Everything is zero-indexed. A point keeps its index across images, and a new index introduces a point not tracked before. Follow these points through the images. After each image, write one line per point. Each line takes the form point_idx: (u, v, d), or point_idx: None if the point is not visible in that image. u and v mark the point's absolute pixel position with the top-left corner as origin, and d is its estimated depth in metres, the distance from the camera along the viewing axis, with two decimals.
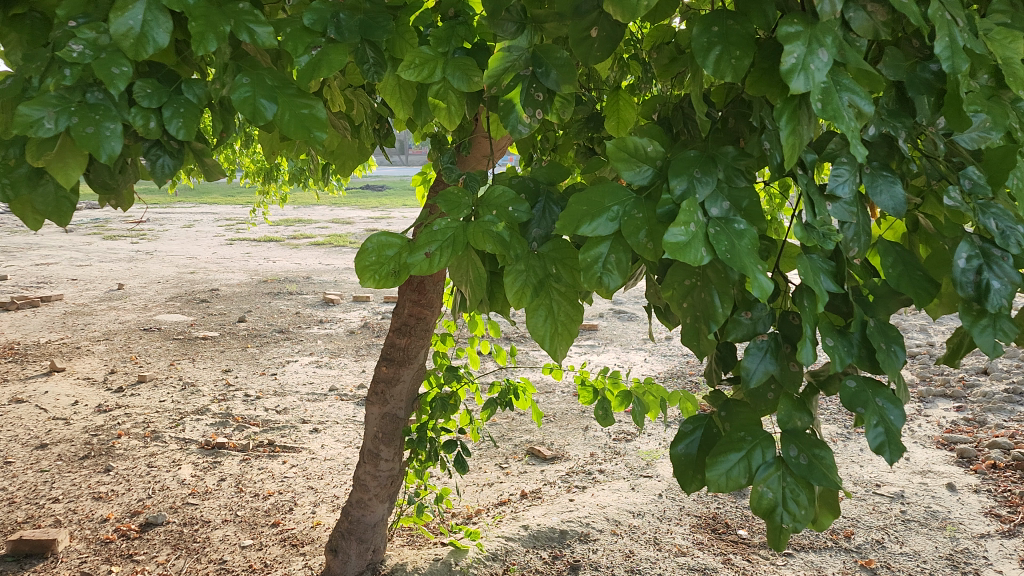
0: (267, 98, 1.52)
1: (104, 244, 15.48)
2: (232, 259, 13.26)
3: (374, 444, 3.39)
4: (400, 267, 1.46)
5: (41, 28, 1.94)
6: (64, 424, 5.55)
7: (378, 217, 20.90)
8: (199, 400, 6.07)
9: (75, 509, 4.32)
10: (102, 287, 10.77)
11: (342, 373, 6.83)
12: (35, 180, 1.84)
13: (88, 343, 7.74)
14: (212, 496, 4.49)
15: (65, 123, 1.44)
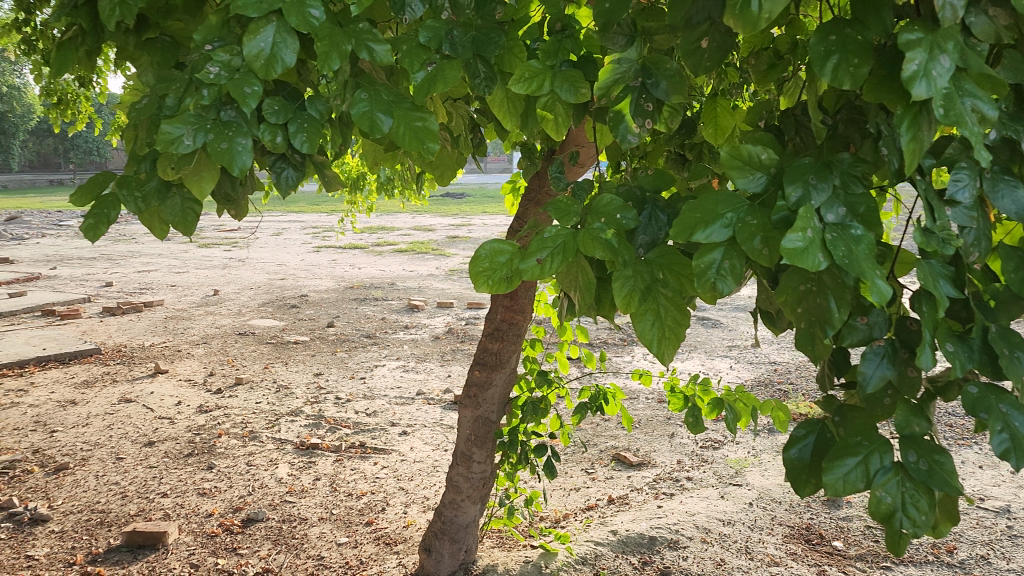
0: (384, 112, 1.60)
1: (199, 252, 16.16)
2: (320, 266, 13.67)
3: (467, 446, 3.46)
4: (512, 272, 1.52)
5: (171, 51, 2.09)
6: (169, 423, 5.84)
7: (460, 224, 21.16)
8: (293, 401, 6.29)
9: (182, 504, 4.54)
10: (199, 293, 11.26)
11: (428, 378, 6.97)
12: (163, 193, 2.02)
13: (188, 347, 8.11)
14: (308, 495, 4.65)
15: (202, 139, 1.54)
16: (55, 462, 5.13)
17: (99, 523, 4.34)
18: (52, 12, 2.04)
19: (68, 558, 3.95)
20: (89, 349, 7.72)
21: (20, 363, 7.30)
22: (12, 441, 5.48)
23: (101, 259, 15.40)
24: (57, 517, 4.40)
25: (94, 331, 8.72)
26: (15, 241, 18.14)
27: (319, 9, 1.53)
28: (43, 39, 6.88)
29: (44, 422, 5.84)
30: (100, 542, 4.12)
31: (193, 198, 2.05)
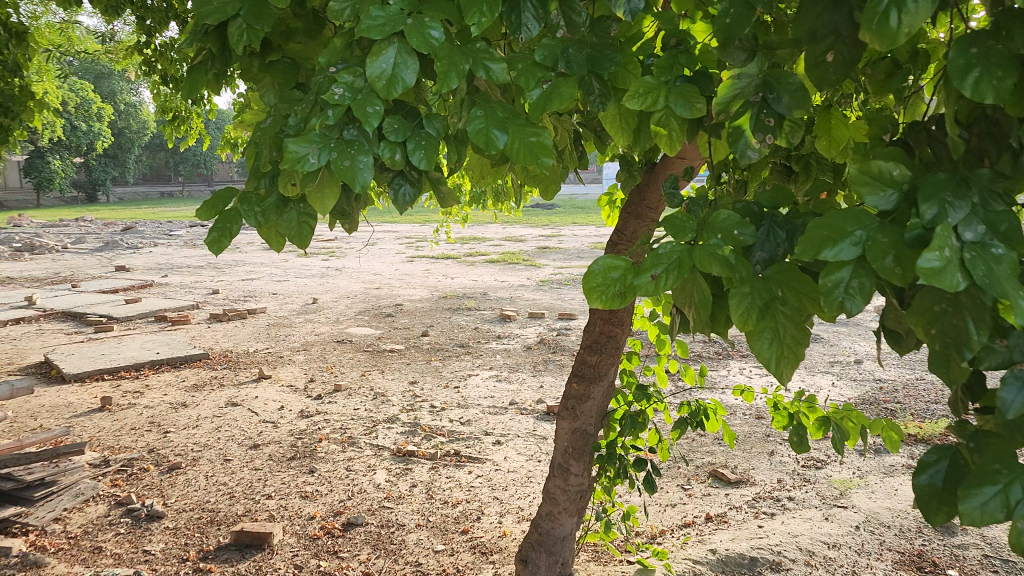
0: (499, 129, 1.62)
1: (298, 261, 16.72)
2: (414, 276, 13.95)
3: (564, 458, 3.43)
4: (625, 289, 1.50)
5: (291, 73, 2.17)
6: (272, 427, 6.05)
7: (550, 235, 21.19)
8: (389, 409, 6.43)
9: (286, 506, 4.70)
10: (299, 301, 11.64)
11: (521, 388, 7.00)
12: (282, 208, 2.11)
13: (290, 353, 8.40)
14: (406, 501, 4.74)
15: (326, 157, 1.61)
16: (168, 462, 5.39)
17: (209, 521, 4.53)
18: (185, 38, 2.17)
19: (181, 554, 4.14)
20: (198, 353, 8.09)
21: (136, 366, 7.72)
22: (129, 440, 5.79)
23: (208, 268, 16.12)
24: (171, 515, 4.62)
25: (202, 337, 9.13)
26: (131, 250, 19.21)
27: (438, 31, 1.58)
28: (161, 61, 7.29)
29: (158, 423, 6.15)
30: (210, 540, 4.31)
31: (308, 213, 2.13)
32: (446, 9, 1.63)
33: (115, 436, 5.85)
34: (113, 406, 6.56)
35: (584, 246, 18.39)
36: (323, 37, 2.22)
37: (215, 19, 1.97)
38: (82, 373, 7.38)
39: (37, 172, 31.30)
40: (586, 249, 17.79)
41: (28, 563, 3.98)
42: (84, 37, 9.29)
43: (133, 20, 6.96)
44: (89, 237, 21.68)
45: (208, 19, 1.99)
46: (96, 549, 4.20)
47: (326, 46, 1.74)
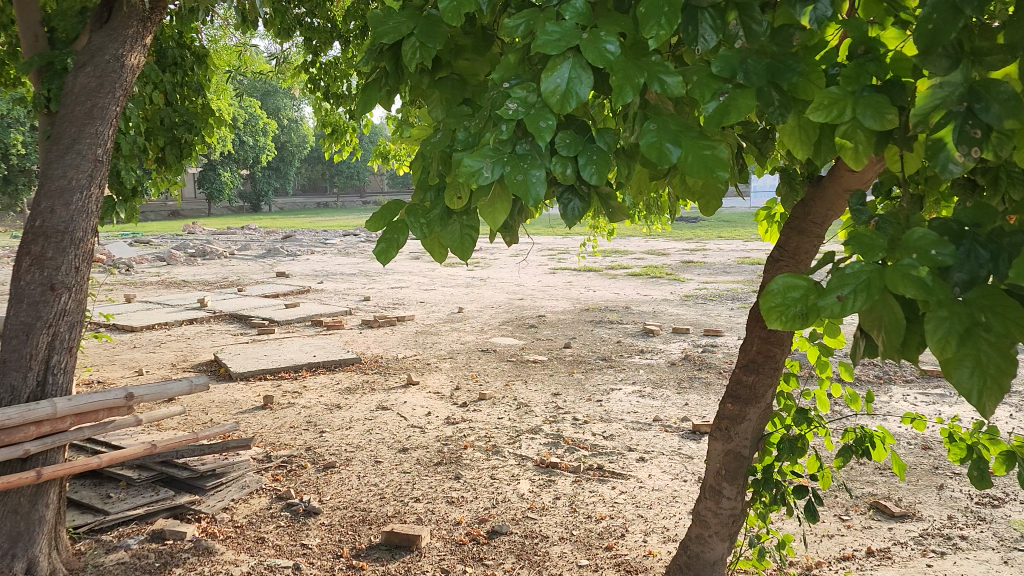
0: (673, 142, 1.59)
1: (444, 271, 17.19)
2: (556, 288, 14.03)
3: (717, 480, 3.33)
4: (807, 309, 1.45)
5: (459, 88, 2.26)
6: (420, 432, 6.23)
7: (695, 249, 20.75)
8: (533, 419, 6.47)
9: (433, 510, 4.82)
10: (445, 310, 11.96)
11: (665, 405, 6.87)
12: (446, 220, 2.17)
13: (436, 360, 8.63)
14: (549, 513, 4.74)
15: (499, 171, 1.64)
16: (324, 460, 5.66)
17: (362, 520, 4.71)
18: (362, 58, 2.29)
19: (336, 550, 4.33)
20: (351, 358, 8.47)
21: (295, 367, 8.15)
22: (288, 438, 6.11)
23: (360, 275, 16.86)
24: (326, 511, 4.84)
25: (355, 342, 9.55)
26: (290, 257, 20.39)
27: (614, 45, 1.58)
28: (325, 79, 7.73)
29: (314, 423, 6.47)
30: (362, 538, 4.47)
31: (469, 224, 2.17)
32: (622, 22, 1.63)
33: (276, 433, 6.20)
34: (275, 404, 6.95)
35: (729, 260, 17.90)
36: (490, 54, 2.28)
37: (391, 38, 2.07)
38: (248, 372, 7.88)
39: (209, 184, 33.85)
40: (731, 264, 17.28)
41: (201, 548, 4.25)
42: (255, 59, 9.99)
43: (301, 41, 7.42)
44: (253, 244, 23.21)
45: (383, 39, 2.10)
46: (259, 539, 4.46)
47: (501, 62, 1.79)
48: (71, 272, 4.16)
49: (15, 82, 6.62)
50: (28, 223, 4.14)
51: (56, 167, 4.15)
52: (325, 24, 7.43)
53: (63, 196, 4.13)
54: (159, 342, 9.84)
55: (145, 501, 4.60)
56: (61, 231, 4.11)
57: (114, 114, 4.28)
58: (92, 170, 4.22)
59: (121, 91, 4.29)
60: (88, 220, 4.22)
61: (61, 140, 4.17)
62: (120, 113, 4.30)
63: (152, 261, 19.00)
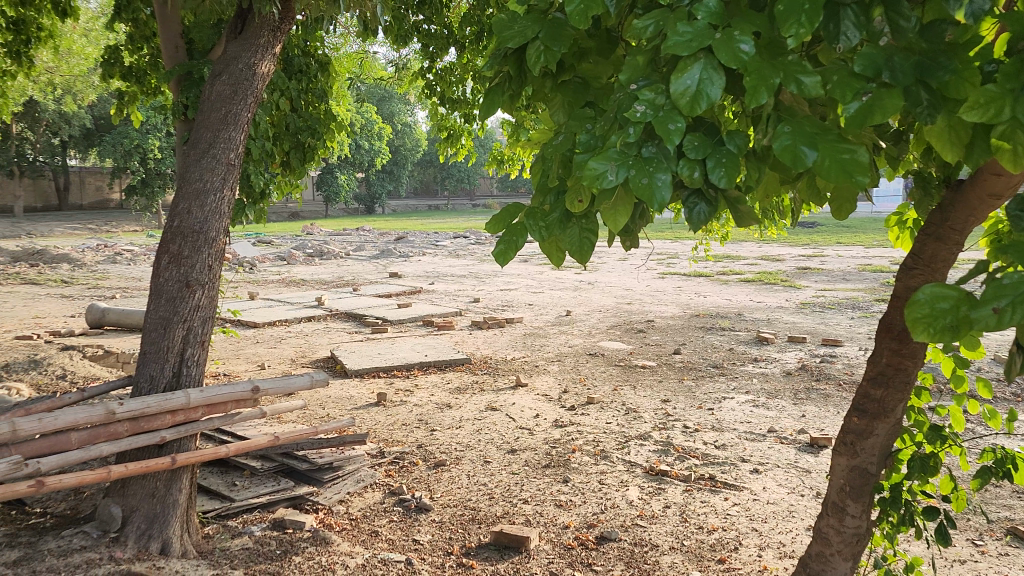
0: (809, 145, 1.52)
1: (552, 274, 17.23)
2: (666, 293, 13.82)
3: (840, 497, 3.19)
4: (958, 321, 1.43)
5: (582, 91, 2.25)
6: (528, 434, 6.26)
7: (813, 255, 20.01)
8: (642, 425, 6.39)
9: (542, 513, 4.82)
10: (554, 313, 11.98)
11: (781, 415, 6.64)
12: (565, 223, 2.17)
13: (545, 363, 8.65)
14: (659, 522, 4.66)
15: (624, 174, 1.62)
16: (435, 458, 5.76)
17: (471, 519, 4.77)
18: (487, 63, 2.33)
19: (446, 547, 4.40)
20: (461, 358, 8.60)
21: (407, 366, 8.35)
22: (401, 435, 6.26)
23: (469, 277, 17.11)
24: (437, 509, 4.93)
25: (464, 343, 9.69)
26: (402, 258, 20.92)
27: (749, 44, 1.53)
28: (440, 84, 7.89)
29: (426, 421, 6.61)
30: (471, 537, 4.52)
31: (590, 229, 2.16)
32: (757, 21, 1.58)
33: (389, 430, 6.36)
34: (388, 402, 7.13)
35: (849, 267, 17.16)
36: (615, 56, 2.26)
37: (516, 42, 2.09)
38: (362, 370, 8.12)
39: (327, 187, 35.17)
40: (852, 271, 16.57)
41: (318, 538, 4.39)
42: (374, 66, 10.31)
43: (418, 48, 7.59)
44: (367, 245, 23.93)
45: (509, 43, 2.13)
46: (373, 533, 4.58)
47: (628, 64, 1.78)
48: (204, 270, 4.39)
49: (156, 91, 7.06)
50: (167, 223, 4.39)
51: (194, 170, 4.39)
52: (442, 30, 7.58)
53: (199, 198, 4.37)
54: (280, 338, 10.28)
55: (268, 490, 4.80)
56: (196, 231, 4.35)
57: (246, 120, 4.49)
58: (225, 173, 4.45)
59: (252, 99, 4.50)
60: (221, 221, 4.45)
61: (198, 145, 4.42)
62: (251, 119, 4.51)
63: (274, 260, 19.89)
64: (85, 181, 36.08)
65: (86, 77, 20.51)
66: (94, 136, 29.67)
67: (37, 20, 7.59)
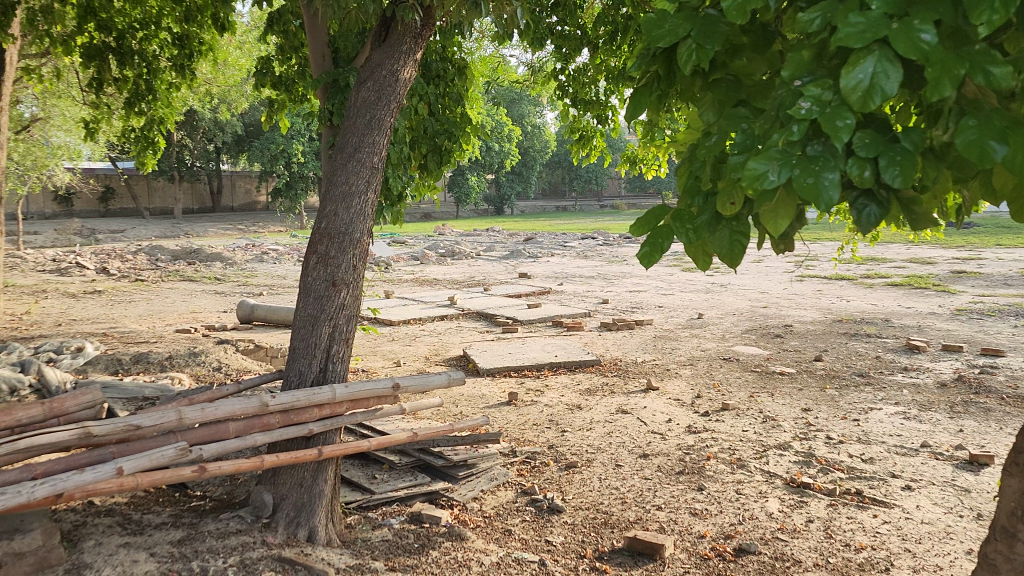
0: (998, 140, 1.41)
1: (684, 276, 16.89)
2: (805, 296, 13.26)
3: (1011, 522, 2.94)
4: None
5: (734, 89, 2.16)
6: (661, 439, 6.15)
7: (969, 258, 18.66)
8: (781, 435, 6.14)
9: (677, 520, 4.72)
10: (686, 315, 11.73)
11: (934, 430, 6.22)
12: (714, 226, 2.13)
13: (677, 367, 8.49)
14: (802, 536, 4.47)
15: (786, 175, 1.55)
16: (566, 460, 5.75)
17: (604, 523, 4.73)
18: (634, 64, 2.30)
19: (579, 550, 4.38)
20: (591, 360, 8.56)
21: (537, 366, 8.39)
22: (532, 435, 6.30)
23: (599, 278, 17.02)
24: (569, 511, 4.92)
25: (594, 344, 9.64)
26: (531, 259, 21.07)
27: (931, 33, 1.43)
28: (574, 86, 7.89)
29: (557, 422, 6.61)
30: (605, 542, 4.48)
31: (741, 232, 2.10)
32: (939, 8, 1.48)
33: (520, 429, 6.41)
34: (519, 401, 7.19)
35: (1011, 272, 15.90)
36: (770, 52, 2.19)
37: (668, 41, 2.05)
38: (494, 369, 8.22)
39: (458, 188, 35.93)
40: (1014, 276, 15.33)
41: (454, 534, 4.46)
42: (507, 69, 10.43)
43: (552, 50, 7.59)
44: (497, 245, 24.26)
45: (660, 42, 2.09)
46: (506, 531, 4.62)
47: (789, 60, 1.73)
48: (349, 270, 4.57)
49: (303, 98, 7.39)
50: (316, 224, 4.59)
51: (340, 174, 4.57)
52: (575, 31, 7.56)
53: (346, 200, 4.54)
54: (414, 336, 10.58)
55: (406, 484, 4.93)
56: (343, 233, 4.53)
57: (389, 125, 4.64)
58: (369, 177, 4.61)
59: (395, 104, 4.64)
60: (365, 223, 4.61)
61: (344, 150, 4.59)
62: (394, 124, 4.65)
63: (407, 260, 20.51)
64: (235, 184, 38.44)
65: (238, 87, 21.84)
66: (245, 142, 31.59)
67: (198, 35, 8.15)
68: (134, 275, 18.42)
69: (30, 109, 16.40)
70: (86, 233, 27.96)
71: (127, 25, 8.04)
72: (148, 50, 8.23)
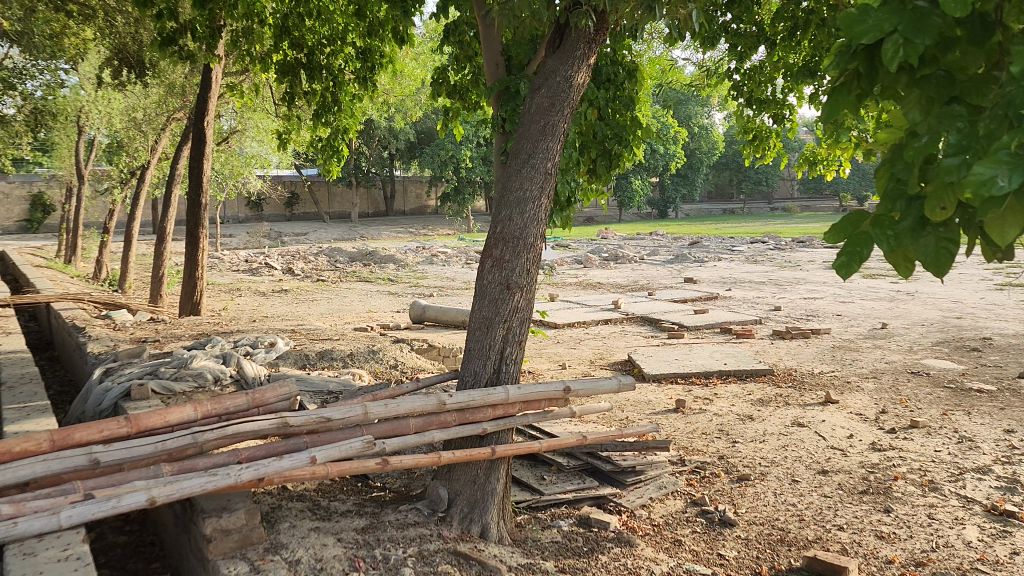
0: None
1: (864, 283, 15.95)
2: (1005, 307, 12.13)
3: None
4: None
5: (948, 86, 2.00)
6: (841, 455, 5.83)
7: None
8: (979, 457, 5.65)
9: (861, 542, 4.45)
10: (868, 325, 11.05)
11: None
12: (919, 231, 2.00)
13: (858, 379, 8.01)
14: (1006, 569, 4.08)
15: (1019, 180, 1.53)
16: (738, 472, 5.57)
17: (780, 540, 4.54)
18: (831, 63, 2.20)
19: (755, 567, 4.23)
20: (763, 369, 8.24)
21: (706, 374, 8.19)
22: (702, 444, 6.16)
23: (770, 284, 16.39)
24: (742, 525, 4.77)
25: (767, 353, 9.29)
26: (697, 263, 20.60)
27: None
28: (749, 84, 7.64)
29: (727, 432, 6.41)
30: (782, 560, 4.31)
31: (949, 239, 1.97)
32: None
33: (689, 438, 6.27)
34: (687, 409, 7.04)
35: None
36: (989, 44, 2.03)
37: (872, 37, 1.93)
38: (660, 375, 8.10)
39: (622, 192, 35.74)
40: None
41: (623, 539, 4.43)
42: (677, 70, 10.24)
43: (726, 48, 7.40)
44: (661, 250, 23.95)
45: (863, 40, 1.97)
46: (676, 541, 4.54)
47: None
48: (523, 273, 4.65)
49: (476, 105, 7.60)
50: (491, 229, 4.71)
51: (515, 180, 4.65)
52: (751, 28, 7.34)
53: (520, 205, 4.62)
54: (579, 339, 10.63)
55: (574, 487, 4.96)
56: (517, 236, 4.62)
57: (563, 130, 4.67)
58: (543, 182, 4.66)
59: (569, 109, 4.66)
60: (539, 228, 4.67)
61: (519, 155, 4.67)
62: (568, 129, 4.68)
63: (571, 264, 20.66)
64: (407, 189, 40.23)
65: (413, 96, 22.83)
66: (417, 148, 33.03)
67: (380, 48, 8.58)
68: (316, 275, 19.70)
69: (229, 121, 17.85)
70: (275, 236, 30.21)
71: (316, 42, 8.62)
72: (335, 64, 8.77)
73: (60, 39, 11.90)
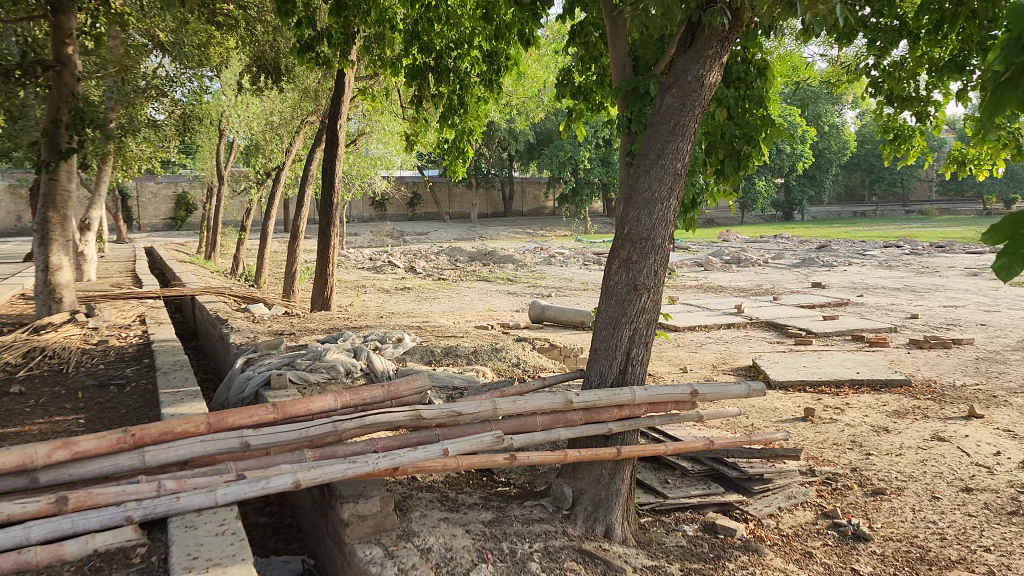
0: None
1: (1013, 291, 14.88)
2: None
3: None
4: None
5: None
6: (987, 473, 5.49)
7: None
8: None
9: (1010, 565, 4.19)
10: (1016, 336, 10.32)
11: None
12: None
13: (1006, 394, 7.50)
14: None
15: None
16: (873, 485, 5.35)
17: (919, 558, 4.33)
18: (996, 57, 2.07)
19: None
20: (899, 380, 7.85)
21: (836, 383, 7.88)
22: (833, 454, 5.94)
23: (905, 290, 15.56)
24: (877, 540, 4.57)
25: (903, 363, 8.84)
26: (825, 267, 19.79)
27: None
28: (889, 82, 7.27)
29: (860, 443, 6.16)
30: None
31: None
32: None
33: (819, 448, 6.06)
34: (816, 419, 6.79)
35: None
36: None
37: None
38: (787, 383, 7.85)
39: (747, 194, 34.74)
40: None
41: (750, 548, 4.34)
42: (809, 69, 9.89)
43: (865, 43, 7.03)
44: (787, 253, 23.13)
45: None
46: (807, 553, 4.41)
47: None
48: (650, 275, 4.63)
49: (600, 107, 7.55)
50: (619, 229, 4.70)
51: (643, 181, 4.62)
52: (892, 22, 6.98)
53: (648, 207, 4.59)
54: (701, 343, 10.44)
55: (700, 491, 4.89)
56: (645, 237, 4.60)
57: (693, 131, 4.61)
58: (673, 183, 4.60)
59: (699, 109, 4.58)
60: (667, 229, 4.63)
61: (648, 155, 4.63)
62: (698, 129, 4.61)
63: (692, 267, 20.28)
64: (526, 190, 40.52)
65: (534, 97, 22.92)
66: (536, 149, 33.21)
67: (505, 51, 8.59)
68: (437, 274, 20.18)
69: (357, 124, 18.49)
70: (397, 235, 31.15)
71: (444, 46, 8.83)
72: (462, 67, 8.90)
73: (206, 49, 12.59)
